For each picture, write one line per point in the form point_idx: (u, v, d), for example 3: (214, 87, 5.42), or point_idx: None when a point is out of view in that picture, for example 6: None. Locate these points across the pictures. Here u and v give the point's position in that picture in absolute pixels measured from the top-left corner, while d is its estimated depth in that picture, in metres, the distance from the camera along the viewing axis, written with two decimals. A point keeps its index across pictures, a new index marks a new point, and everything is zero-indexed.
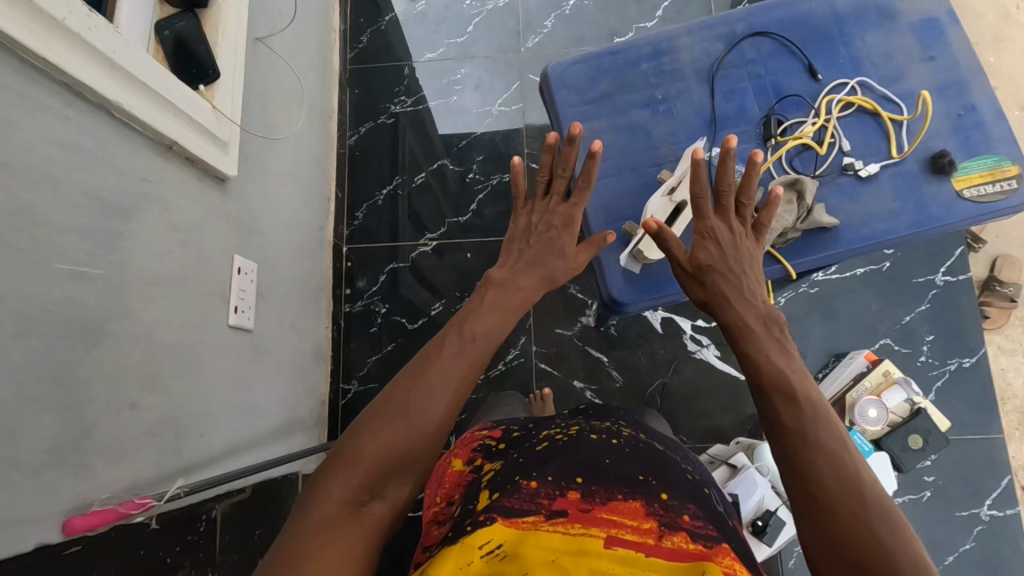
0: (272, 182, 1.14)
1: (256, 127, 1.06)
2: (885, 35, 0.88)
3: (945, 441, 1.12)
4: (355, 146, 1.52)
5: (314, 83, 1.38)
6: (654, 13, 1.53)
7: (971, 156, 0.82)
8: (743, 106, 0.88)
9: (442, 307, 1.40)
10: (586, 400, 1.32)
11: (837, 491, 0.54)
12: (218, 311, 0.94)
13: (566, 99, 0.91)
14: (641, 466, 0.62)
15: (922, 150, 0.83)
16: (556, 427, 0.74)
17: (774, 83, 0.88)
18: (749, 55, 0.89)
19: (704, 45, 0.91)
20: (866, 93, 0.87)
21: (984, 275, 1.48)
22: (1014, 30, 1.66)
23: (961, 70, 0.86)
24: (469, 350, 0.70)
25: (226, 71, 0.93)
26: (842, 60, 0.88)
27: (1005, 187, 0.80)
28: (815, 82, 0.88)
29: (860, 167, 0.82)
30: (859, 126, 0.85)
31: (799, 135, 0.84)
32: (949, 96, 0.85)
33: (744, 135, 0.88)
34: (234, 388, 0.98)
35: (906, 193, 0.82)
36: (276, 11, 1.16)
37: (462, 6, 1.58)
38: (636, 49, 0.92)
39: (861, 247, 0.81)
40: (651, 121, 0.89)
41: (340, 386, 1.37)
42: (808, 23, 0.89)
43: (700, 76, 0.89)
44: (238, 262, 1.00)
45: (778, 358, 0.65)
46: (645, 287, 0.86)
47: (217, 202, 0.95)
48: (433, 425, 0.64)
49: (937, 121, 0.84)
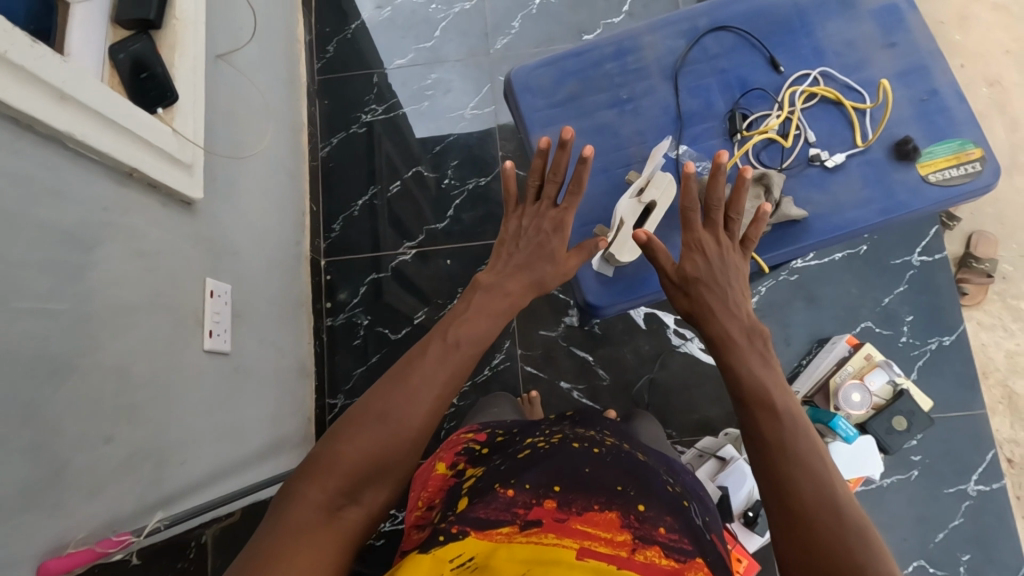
0: (244, 200, 1.12)
1: (222, 146, 1.04)
2: (846, 23, 0.88)
3: (930, 421, 1.12)
4: (328, 157, 1.50)
5: (283, 97, 1.36)
6: (622, 8, 1.52)
7: (936, 140, 0.82)
8: (709, 101, 0.88)
9: (425, 315, 1.39)
10: (574, 400, 1.32)
11: (816, 506, 0.55)
12: (193, 336, 0.92)
13: (532, 102, 0.90)
14: (620, 475, 0.62)
15: (887, 137, 0.83)
16: (540, 434, 0.73)
17: (738, 78, 0.88)
18: (713, 51, 0.89)
19: (667, 42, 0.90)
20: (829, 83, 0.87)
21: (961, 252, 1.50)
22: (978, 8, 1.68)
23: (921, 55, 0.86)
24: (452, 356, 0.69)
25: (186, 91, 0.91)
26: (804, 51, 0.88)
27: (969, 169, 0.80)
28: (778, 74, 0.88)
29: (826, 158, 0.82)
30: (823, 116, 0.85)
31: (765, 129, 0.83)
32: (912, 81, 0.85)
33: (710, 131, 0.88)
34: (215, 412, 0.97)
35: (873, 180, 0.82)
36: (237, 26, 1.14)
37: (428, 10, 1.57)
38: (599, 49, 0.91)
39: (832, 236, 0.81)
40: (619, 121, 0.89)
41: (326, 402, 1.36)
42: (768, 14, 0.89)
43: (665, 73, 0.89)
44: (210, 286, 0.97)
45: (763, 371, 0.65)
46: (621, 289, 0.86)
47: (186, 226, 0.93)
48: (412, 434, 0.63)
49: (902, 106, 0.84)
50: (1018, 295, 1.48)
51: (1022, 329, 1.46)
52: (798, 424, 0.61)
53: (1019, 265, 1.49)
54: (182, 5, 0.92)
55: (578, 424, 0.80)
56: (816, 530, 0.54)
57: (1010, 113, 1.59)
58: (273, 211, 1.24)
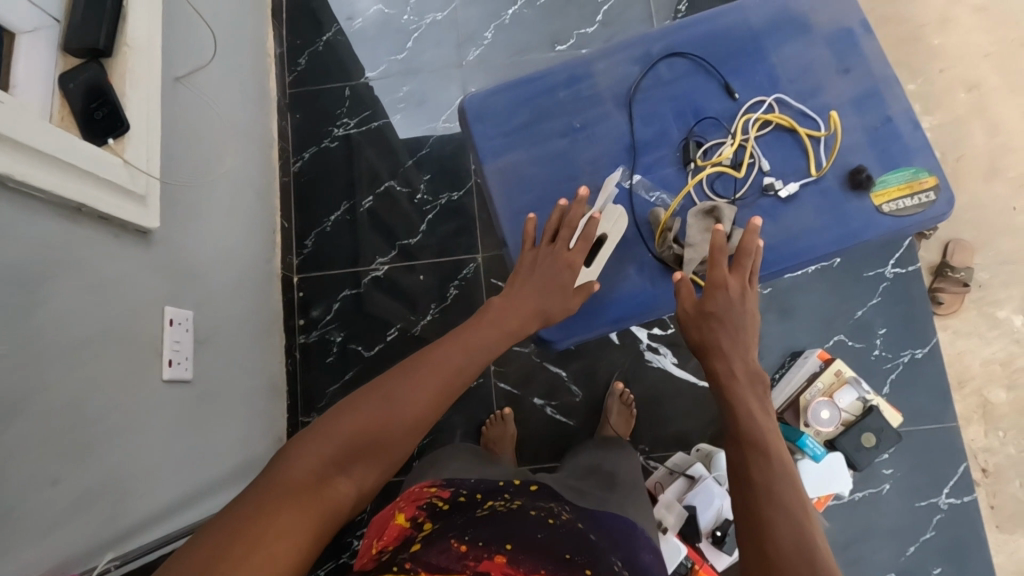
0: (210, 223, 1.10)
1: (184, 171, 1.03)
2: (801, 47, 0.87)
3: (899, 436, 1.12)
4: (300, 172, 1.49)
5: (252, 114, 1.34)
6: (595, 17, 1.50)
7: (889, 169, 0.81)
8: (663, 130, 0.87)
9: (397, 332, 1.39)
10: (547, 416, 1.32)
11: (791, 554, 0.53)
12: (152, 367, 0.91)
13: (487, 130, 0.89)
14: (570, 546, 0.69)
15: (842, 165, 0.83)
16: (501, 497, 0.80)
17: (692, 105, 0.87)
18: (666, 77, 0.88)
19: (621, 68, 0.89)
20: (783, 110, 0.86)
21: (937, 261, 1.48)
22: (959, 8, 1.63)
23: (876, 80, 0.85)
24: (457, 357, 0.71)
25: (139, 120, 0.89)
26: (760, 76, 0.87)
27: (922, 199, 0.79)
28: (732, 100, 0.87)
29: (780, 187, 0.82)
30: (778, 144, 0.84)
31: (718, 159, 0.83)
32: (867, 108, 0.84)
33: (665, 159, 0.87)
34: (179, 441, 0.96)
35: (825, 209, 0.81)
36: (199, 45, 1.12)
37: (400, 21, 1.54)
38: (551, 77, 0.90)
39: (786, 266, 0.80)
40: (572, 150, 0.88)
41: (300, 420, 1.35)
42: (723, 39, 0.88)
43: (618, 101, 0.88)
44: (170, 314, 0.96)
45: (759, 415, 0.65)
46: (573, 324, 0.84)
47: (142, 256, 0.92)
48: (412, 420, 0.64)
49: (856, 133, 0.84)
50: (995, 302, 1.46)
51: (999, 337, 1.44)
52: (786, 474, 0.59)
53: (996, 272, 1.48)
54: (136, 31, 0.91)
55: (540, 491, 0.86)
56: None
57: (989, 116, 1.56)
58: (242, 232, 1.23)
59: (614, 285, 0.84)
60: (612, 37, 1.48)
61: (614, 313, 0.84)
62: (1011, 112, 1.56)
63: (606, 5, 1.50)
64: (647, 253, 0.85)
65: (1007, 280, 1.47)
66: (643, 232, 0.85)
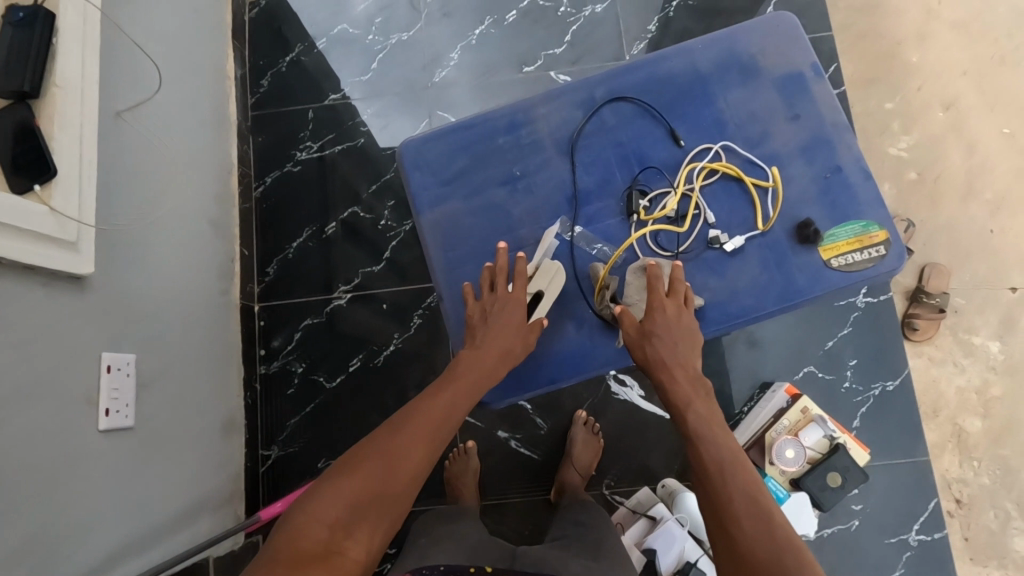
0: (154, 260, 1.07)
1: (123, 210, 1.00)
2: (748, 92, 0.85)
3: (865, 476, 1.09)
4: (263, 197, 1.46)
5: (207, 141, 1.31)
6: (563, 37, 1.47)
7: (839, 223, 0.80)
8: (607, 178, 0.85)
9: (360, 362, 1.36)
10: (511, 450, 1.29)
11: (753, 531, 0.60)
12: (85, 417, 0.88)
13: (426, 178, 0.87)
14: None
15: (789, 217, 0.81)
16: None
17: (636, 152, 0.85)
18: (609, 122, 0.86)
19: (564, 113, 0.87)
20: (730, 157, 0.84)
21: (912, 286, 1.45)
22: (936, 25, 1.60)
23: (825, 127, 0.83)
24: (446, 404, 0.72)
25: (69, 163, 0.86)
26: (706, 122, 0.85)
27: (872, 254, 0.79)
28: (678, 147, 0.85)
29: (725, 241, 0.80)
30: (723, 194, 0.83)
31: (660, 213, 0.81)
32: (816, 157, 0.82)
33: (608, 209, 0.85)
34: (117, 491, 0.93)
35: (772, 264, 0.80)
36: (144, 75, 1.08)
37: (364, 41, 1.51)
38: (492, 121, 0.88)
39: (728, 324, 0.79)
40: (510, 200, 0.86)
41: (259, 453, 1.33)
42: (669, 83, 0.86)
43: (560, 148, 0.86)
44: (107, 360, 0.93)
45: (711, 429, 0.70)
46: (509, 387, 0.82)
47: (74, 303, 0.88)
48: (406, 475, 0.67)
49: (804, 184, 0.82)
50: (970, 328, 1.43)
51: (973, 364, 1.42)
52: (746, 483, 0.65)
53: (972, 297, 1.45)
54: (66, 70, 0.87)
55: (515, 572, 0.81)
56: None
57: (966, 137, 1.53)
58: (192, 265, 1.20)
59: (553, 344, 0.82)
60: (581, 59, 1.45)
61: (550, 374, 0.81)
62: (989, 133, 1.53)
63: (575, 26, 1.47)
64: (588, 309, 0.82)
65: (982, 305, 1.44)
66: (583, 288, 0.83)
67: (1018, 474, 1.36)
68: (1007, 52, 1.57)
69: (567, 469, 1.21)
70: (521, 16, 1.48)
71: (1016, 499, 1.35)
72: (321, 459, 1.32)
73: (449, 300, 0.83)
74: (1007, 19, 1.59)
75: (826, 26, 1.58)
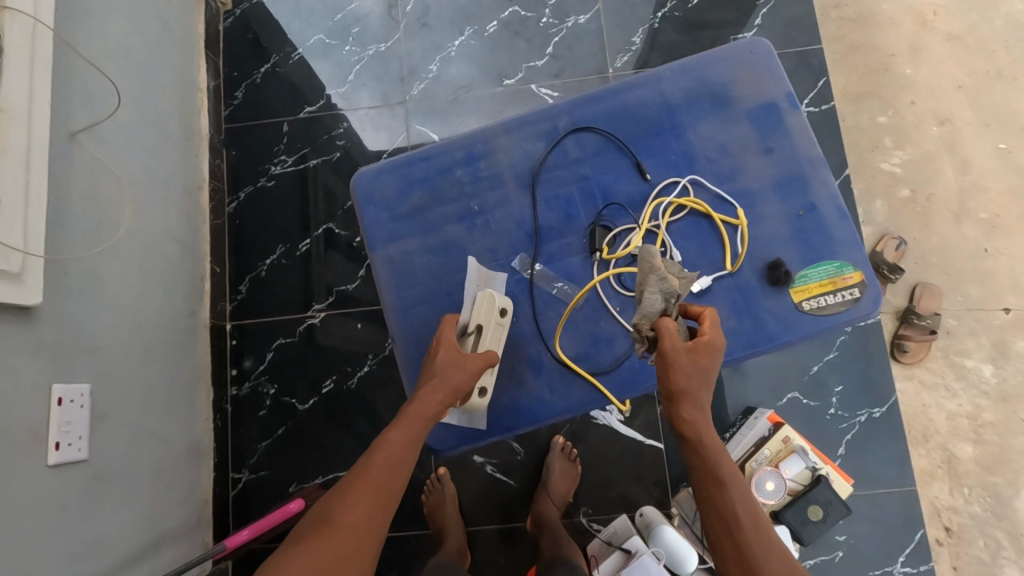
0: (110, 286, 1.04)
1: (75, 236, 0.96)
2: (719, 124, 0.81)
3: (847, 509, 1.06)
4: (235, 214, 1.42)
5: (174, 157, 1.27)
6: (545, 49, 1.43)
7: (813, 263, 0.77)
8: (569, 214, 0.82)
9: (333, 384, 1.33)
10: (487, 475, 1.26)
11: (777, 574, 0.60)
12: (31, 454, 0.84)
13: (382, 212, 0.84)
14: None
15: (759, 257, 0.78)
16: None
17: (601, 186, 0.82)
18: (573, 155, 0.82)
19: (525, 145, 0.83)
20: (699, 192, 0.80)
21: (903, 306, 1.41)
22: (931, 37, 1.55)
23: (800, 162, 0.79)
24: (401, 448, 0.69)
25: (15, 193, 0.82)
26: (674, 156, 0.81)
27: (846, 297, 0.75)
28: (644, 181, 0.81)
29: (692, 281, 0.77)
30: (692, 231, 0.79)
31: (624, 251, 0.78)
32: (789, 194, 0.79)
33: (571, 246, 0.82)
34: (67, 530, 0.89)
35: (740, 307, 0.76)
36: (100, 92, 1.05)
37: (342, 52, 1.47)
38: (450, 152, 0.84)
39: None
40: (468, 236, 0.83)
41: (230, 477, 1.30)
42: (636, 114, 0.82)
43: (521, 181, 0.82)
44: (59, 392, 0.90)
45: (744, 506, 0.65)
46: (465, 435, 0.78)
47: (21, 335, 0.85)
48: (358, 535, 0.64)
49: (776, 223, 0.78)
50: (962, 351, 1.39)
51: (965, 388, 1.38)
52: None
53: (964, 319, 1.41)
54: (11, 92, 0.83)
55: None
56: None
57: (959, 153, 1.49)
58: (155, 288, 1.16)
59: (510, 390, 0.79)
60: (563, 71, 1.41)
61: (509, 422, 0.79)
62: (983, 149, 1.49)
63: (557, 37, 1.43)
64: (547, 353, 0.79)
65: (975, 328, 1.40)
66: (543, 330, 0.79)
67: (1008, 501, 1.32)
68: (1003, 65, 1.53)
69: (544, 502, 1.16)
70: (502, 27, 1.44)
71: (1007, 528, 1.31)
72: (292, 483, 1.29)
73: (404, 341, 0.80)
74: (1003, 31, 1.55)
75: (816, 38, 1.54)
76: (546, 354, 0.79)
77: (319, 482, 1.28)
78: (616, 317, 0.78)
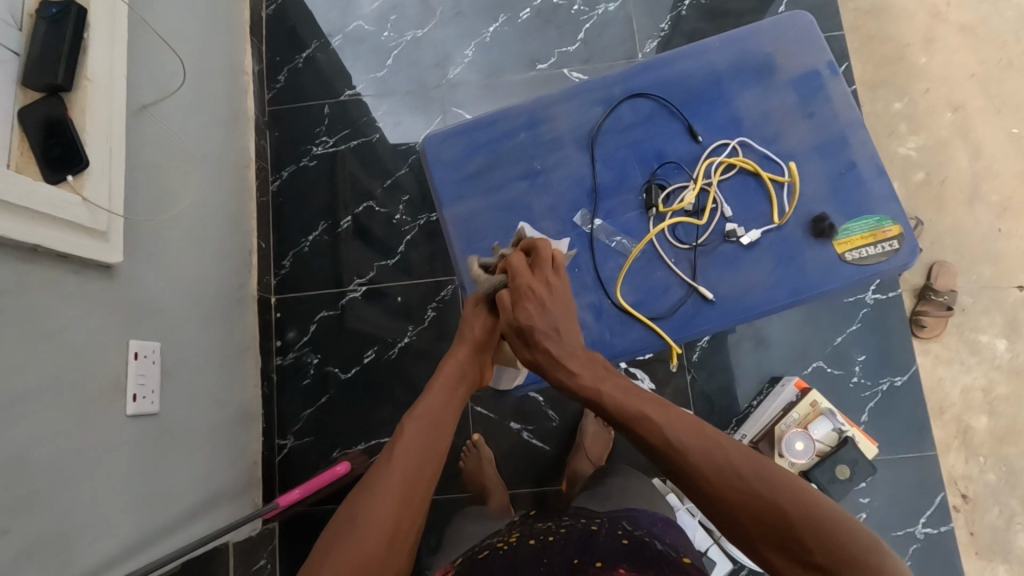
0: (176, 253, 1.09)
1: (147, 203, 1.01)
2: (762, 93, 0.88)
3: (872, 468, 1.13)
4: (278, 192, 1.48)
5: (224, 136, 1.32)
6: (576, 35, 1.49)
7: (853, 217, 0.83)
8: (624, 174, 0.89)
9: (374, 354, 1.38)
10: (523, 441, 1.32)
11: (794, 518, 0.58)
12: (112, 402, 0.89)
13: (448, 172, 0.90)
14: (573, 551, 0.75)
15: (805, 213, 0.84)
16: (500, 539, 0.86)
17: (654, 148, 0.89)
18: (628, 120, 0.89)
19: (582, 110, 0.90)
20: (747, 152, 0.87)
21: (920, 284, 1.45)
22: (944, 28, 1.61)
23: (839, 126, 0.86)
24: (427, 434, 0.71)
25: (99, 158, 0.87)
26: (722, 121, 0.88)
27: (885, 248, 0.81)
28: (696, 143, 0.88)
29: (742, 234, 0.83)
30: (741, 189, 0.86)
31: (679, 205, 0.84)
32: (830, 155, 0.85)
33: (626, 203, 0.88)
34: (143, 477, 0.94)
35: (786, 259, 0.82)
36: (165, 71, 1.10)
37: (379, 38, 1.53)
38: (511, 118, 0.91)
39: (742, 319, 0.82)
40: (529, 194, 0.89)
41: (275, 443, 1.35)
42: (685, 82, 0.89)
43: (580, 143, 0.89)
44: (135, 348, 0.95)
45: (676, 424, 0.66)
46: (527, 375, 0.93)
47: (102, 291, 0.90)
48: (386, 527, 0.63)
49: (817, 182, 0.85)
50: (977, 327, 1.44)
51: (979, 363, 1.42)
52: (741, 475, 0.61)
53: (978, 296, 1.46)
54: (96, 62, 0.88)
55: (532, 522, 0.91)
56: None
57: (972, 137, 1.54)
58: (211, 259, 1.22)
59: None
60: (593, 57, 1.47)
61: None
62: (995, 135, 1.54)
63: (588, 24, 1.48)
64: (607, 299, 0.84)
65: (989, 305, 1.45)
66: (603, 279, 0.85)
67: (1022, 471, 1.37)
68: (1014, 55, 1.59)
69: (579, 459, 1.23)
70: (533, 15, 1.50)
71: (1020, 496, 1.36)
72: (336, 449, 1.34)
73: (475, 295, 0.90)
74: (1013, 22, 1.61)
75: (835, 26, 1.60)
76: (605, 301, 0.84)
77: (361, 447, 1.33)
78: (672, 267, 0.84)
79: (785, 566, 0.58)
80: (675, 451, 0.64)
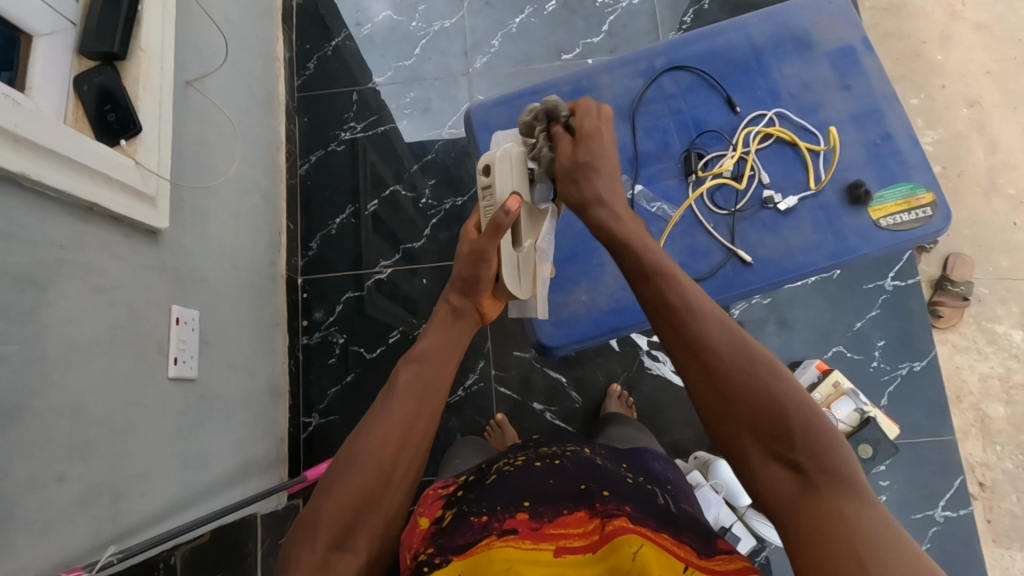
0: (214, 227, 1.11)
1: (189, 174, 1.03)
2: (802, 64, 0.99)
3: (895, 448, 1.15)
4: (306, 174, 1.51)
5: (259, 116, 1.36)
6: (600, 27, 1.52)
7: (888, 185, 0.93)
8: (665, 141, 0.99)
9: (399, 335, 1.39)
10: (546, 422, 1.33)
11: (797, 418, 0.54)
12: (157, 365, 0.91)
13: (492, 138, 1.02)
14: (582, 478, 0.74)
15: (840, 180, 0.94)
16: (506, 459, 0.85)
17: (694, 117, 1.00)
18: (670, 91, 1.00)
19: (626, 81, 1.01)
20: (784, 123, 0.97)
21: (937, 275, 1.46)
22: (959, 26, 1.63)
23: (875, 98, 0.97)
24: (425, 373, 0.70)
25: (151, 125, 0.89)
26: (761, 91, 0.99)
27: (920, 214, 0.90)
28: (735, 114, 0.99)
29: (779, 201, 0.93)
30: (778, 157, 0.96)
31: (718, 170, 0.94)
32: (866, 124, 0.96)
33: (667, 169, 0.99)
34: (181, 440, 0.95)
35: (824, 224, 0.92)
36: (208, 50, 1.13)
37: (408, 28, 1.57)
38: (557, 88, 1.03)
39: (784, 279, 0.91)
40: None
41: (300, 420, 1.37)
42: (725, 55, 1.00)
43: (621, 113, 1.00)
44: (176, 313, 0.97)
45: (703, 301, 0.63)
46: (570, 332, 0.99)
47: (150, 256, 0.93)
48: (387, 468, 0.63)
49: (856, 149, 0.95)
50: (994, 317, 1.45)
51: (996, 352, 1.43)
52: (755, 369, 0.57)
53: (995, 288, 1.47)
54: (149, 34, 0.91)
55: (540, 442, 0.90)
56: (783, 499, 0.53)
57: (988, 132, 1.56)
58: (244, 234, 1.24)
59: None
60: (618, 48, 1.50)
61: (612, 322, 0.98)
62: (1011, 130, 1.56)
63: (612, 16, 1.52)
64: None
65: (1006, 296, 1.46)
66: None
67: None
68: None
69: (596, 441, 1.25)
70: (559, 6, 1.54)
71: None
72: None
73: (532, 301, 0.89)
74: None
75: None
76: None
77: None
78: (711, 232, 0.93)
79: (759, 464, 0.55)
80: (697, 320, 0.61)
